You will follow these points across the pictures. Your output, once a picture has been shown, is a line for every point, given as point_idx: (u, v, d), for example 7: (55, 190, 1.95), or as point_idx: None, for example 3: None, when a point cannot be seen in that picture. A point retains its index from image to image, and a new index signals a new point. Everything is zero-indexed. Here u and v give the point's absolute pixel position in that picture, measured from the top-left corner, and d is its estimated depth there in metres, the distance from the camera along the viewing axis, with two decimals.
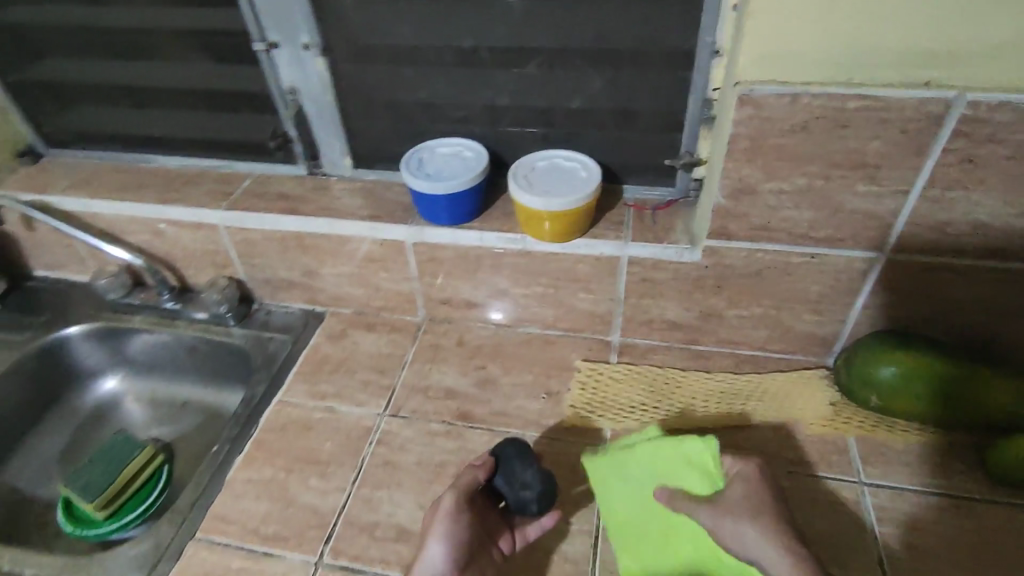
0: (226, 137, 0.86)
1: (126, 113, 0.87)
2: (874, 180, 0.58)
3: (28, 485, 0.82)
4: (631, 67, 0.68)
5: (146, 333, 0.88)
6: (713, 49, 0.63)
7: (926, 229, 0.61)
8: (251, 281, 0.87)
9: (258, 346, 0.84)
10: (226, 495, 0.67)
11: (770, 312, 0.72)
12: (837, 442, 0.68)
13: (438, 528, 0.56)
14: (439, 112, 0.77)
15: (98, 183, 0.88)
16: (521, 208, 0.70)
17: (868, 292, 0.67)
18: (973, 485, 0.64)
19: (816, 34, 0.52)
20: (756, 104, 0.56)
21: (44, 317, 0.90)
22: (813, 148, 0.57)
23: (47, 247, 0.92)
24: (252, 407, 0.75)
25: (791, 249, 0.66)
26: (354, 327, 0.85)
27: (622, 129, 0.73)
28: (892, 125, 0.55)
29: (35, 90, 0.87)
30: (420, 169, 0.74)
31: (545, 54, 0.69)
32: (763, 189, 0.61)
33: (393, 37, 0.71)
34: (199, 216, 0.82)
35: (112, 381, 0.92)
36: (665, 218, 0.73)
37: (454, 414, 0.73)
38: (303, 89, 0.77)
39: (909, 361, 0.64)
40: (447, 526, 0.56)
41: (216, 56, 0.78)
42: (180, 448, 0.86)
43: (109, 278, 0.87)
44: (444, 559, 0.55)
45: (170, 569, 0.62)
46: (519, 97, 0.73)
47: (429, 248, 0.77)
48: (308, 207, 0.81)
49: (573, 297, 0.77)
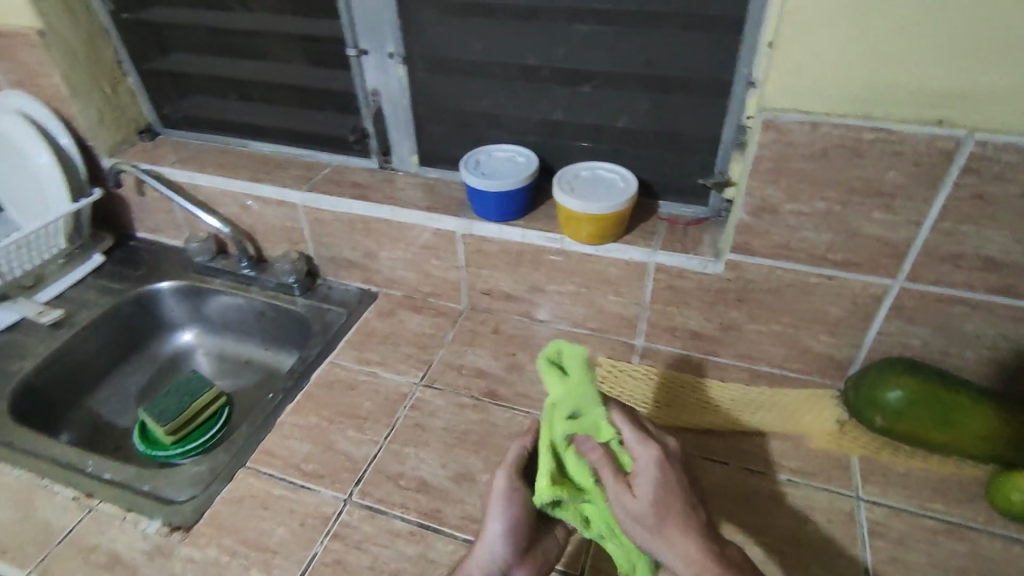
0: (312, 130, 0.98)
1: (233, 102, 1.00)
2: (889, 209, 0.63)
3: (109, 413, 0.93)
4: (674, 92, 0.75)
5: (224, 294, 1.00)
6: (749, 81, 0.70)
7: (938, 259, 0.65)
8: (319, 257, 0.98)
9: (317, 315, 0.94)
10: (275, 434, 0.76)
11: (787, 330, 0.76)
12: (840, 458, 0.71)
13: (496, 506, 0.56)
14: (499, 122, 0.86)
15: (201, 160, 1.01)
16: (563, 210, 0.78)
17: (881, 318, 0.71)
18: (973, 514, 0.65)
19: (836, 70, 0.58)
20: (779, 130, 0.62)
21: (141, 271, 1.03)
22: (832, 173, 0.63)
23: (152, 212, 1.06)
24: (307, 364, 0.85)
25: (809, 269, 0.70)
26: (403, 308, 0.94)
27: (662, 149, 0.80)
28: (905, 157, 0.60)
29: (160, 78, 1.02)
30: (477, 168, 0.82)
31: (598, 76, 0.77)
32: (783, 209, 0.67)
33: (467, 51, 0.81)
34: (283, 194, 0.93)
35: (188, 335, 1.05)
36: (695, 233, 0.79)
37: (482, 391, 0.80)
38: (384, 92, 0.88)
39: (915, 387, 0.67)
40: (503, 503, 0.56)
41: (314, 59, 0.90)
42: (239, 398, 0.96)
43: (199, 243, 1.00)
44: (502, 535, 0.55)
45: (221, 489, 0.70)
46: (571, 113, 0.81)
47: (477, 241, 0.85)
48: (375, 195, 0.91)
49: (603, 298, 0.83)
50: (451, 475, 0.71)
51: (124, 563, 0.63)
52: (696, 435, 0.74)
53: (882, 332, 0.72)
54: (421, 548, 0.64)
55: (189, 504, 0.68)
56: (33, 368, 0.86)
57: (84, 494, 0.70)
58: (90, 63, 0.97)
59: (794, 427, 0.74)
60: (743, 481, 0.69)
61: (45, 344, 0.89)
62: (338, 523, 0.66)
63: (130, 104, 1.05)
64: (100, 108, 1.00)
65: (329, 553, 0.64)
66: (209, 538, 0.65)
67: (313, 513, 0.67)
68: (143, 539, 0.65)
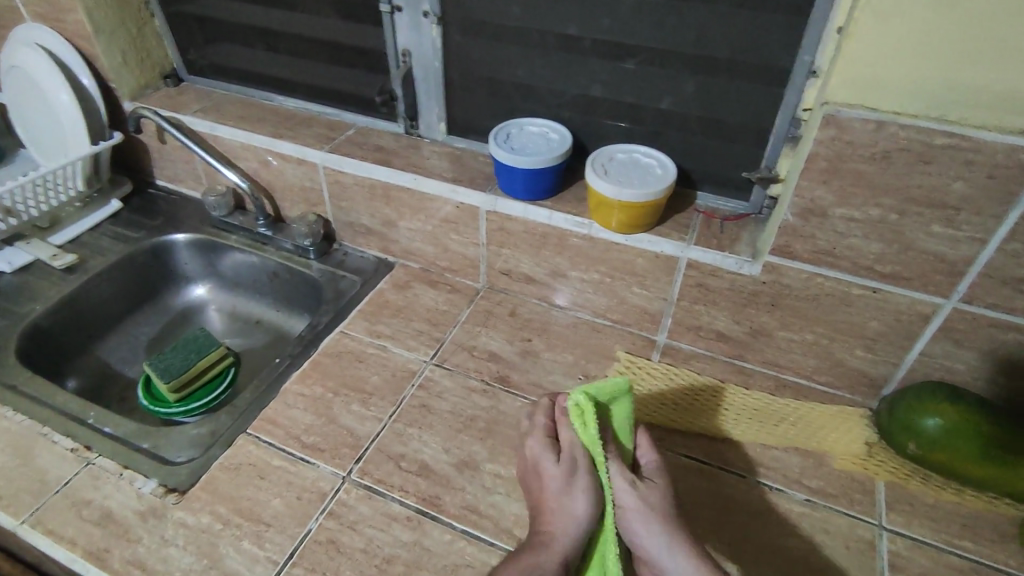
0: (339, 88, 0.94)
1: (259, 53, 0.96)
2: (951, 223, 0.58)
3: (117, 362, 0.93)
4: (725, 76, 0.69)
5: (238, 252, 0.98)
6: (810, 69, 0.64)
7: (1000, 282, 0.59)
8: (336, 222, 0.95)
9: (331, 282, 0.91)
10: (279, 401, 0.74)
11: (821, 341, 0.72)
12: (864, 482, 0.67)
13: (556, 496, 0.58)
14: (534, 94, 0.81)
15: (224, 111, 0.98)
16: (594, 194, 0.73)
17: (927, 338, 0.66)
18: (1004, 556, 0.61)
19: (912, 65, 0.52)
20: (839, 126, 0.57)
21: (158, 221, 1.01)
22: (892, 178, 0.58)
23: (172, 160, 1.04)
24: (317, 331, 0.83)
25: (853, 280, 0.65)
26: (419, 281, 0.91)
27: (706, 137, 0.74)
28: (978, 168, 0.54)
29: (187, 22, 0.98)
30: (506, 142, 0.78)
31: (645, 53, 0.71)
32: (832, 213, 0.62)
33: (505, 15, 0.75)
34: (304, 152, 0.90)
35: (201, 289, 1.03)
36: (732, 229, 0.75)
37: (493, 376, 0.77)
38: (416, 53, 0.84)
39: (955, 415, 0.62)
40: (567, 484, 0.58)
41: (345, 13, 0.85)
42: (247, 359, 0.95)
43: (217, 198, 0.97)
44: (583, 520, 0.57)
45: (220, 454, 0.68)
46: (612, 91, 0.76)
47: (500, 218, 0.81)
48: (399, 161, 0.87)
49: (627, 290, 0.79)
50: (454, 461, 0.68)
51: (117, 521, 0.62)
52: (713, 443, 0.70)
53: (924, 354, 0.67)
54: (417, 535, 0.62)
55: (187, 467, 0.67)
56: (42, 311, 0.85)
57: (83, 447, 0.69)
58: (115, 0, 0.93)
59: (818, 444, 0.70)
60: (759, 498, 0.65)
61: (56, 287, 0.88)
62: (334, 501, 0.64)
63: (155, 47, 1.01)
64: (124, 49, 0.97)
65: (322, 531, 0.62)
66: (204, 504, 0.64)
67: (310, 488, 0.66)
68: (138, 498, 0.64)
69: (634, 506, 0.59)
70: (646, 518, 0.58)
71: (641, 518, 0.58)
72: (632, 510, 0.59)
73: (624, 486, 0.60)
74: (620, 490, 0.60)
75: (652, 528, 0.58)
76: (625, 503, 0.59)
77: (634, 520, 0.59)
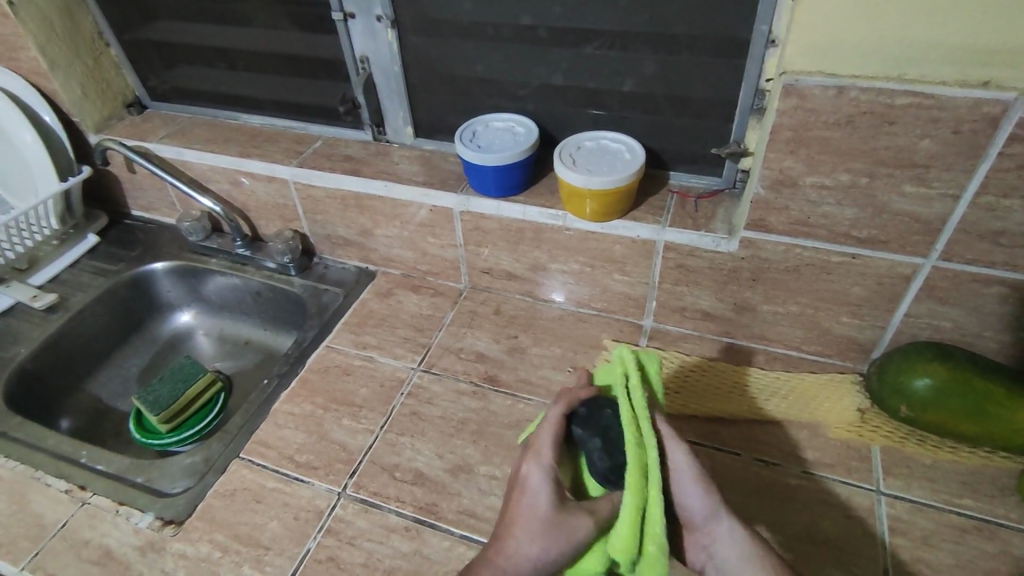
0: (303, 101, 0.93)
1: (219, 73, 0.95)
2: (923, 181, 0.57)
3: (109, 397, 0.92)
4: (687, 53, 0.68)
5: (220, 275, 0.97)
6: (769, 38, 0.63)
7: (976, 236, 0.59)
8: (314, 236, 0.94)
9: (314, 296, 0.91)
10: (270, 423, 0.74)
11: (806, 311, 0.71)
12: (861, 449, 0.67)
13: (523, 525, 0.50)
14: (497, 88, 0.80)
15: (190, 135, 0.97)
16: (565, 185, 0.72)
17: (910, 300, 0.66)
18: (1005, 510, 0.61)
19: (867, 26, 0.51)
20: (800, 96, 0.56)
21: (136, 252, 1.01)
22: (858, 143, 0.57)
23: (143, 189, 1.03)
24: (302, 348, 0.83)
25: (830, 248, 0.65)
26: (401, 288, 0.90)
27: (674, 116, 0.73)
28: (943, 124, 0.53)
29: (143, 47, 0.97)
30: (472, 141, 0.77)
31: (604, 37, 0.70)
32: (803, 183, 0.61)
33: (459, 11, 0.74)
34: (273, 170, 0.89)
35: (186, 315, 1.02)
36: (707, 207, 0.74)
37: (481, 376, 0.77)
38: (374, 58, 0.82)
39: (944, 373, 0.62)
40: (527, 524, 0.50)
41: (299, 23, 0.84)
42: (239, 381, 0.94)
43: (192, 222, 0.96)
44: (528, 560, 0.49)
45: (215, 481, 0.68)
46: (573, 77, 0.75)
47: (474, 217, 0.80)
48: (367, 169, 0.86)
49: (609, 278, 0.79)
50: (448, 467, 0.68)
51: (116, 558, 0.62)
52: (706, 423, 0.70)
53: (909, 315, 0.67)
54: (416, 544, 0.62)
55: (184, 497, 0.67)
56: (28, 353, 0.84)
57: (77, 487, 0.68)
58: (69, 35, 0.92)
59: (811, 415, 0.70)
60: (756, 473, 0.65)
61: (39, 329, 0.88)
62: (331, 518, 0.64)
63: (115, 76, 1.00)
64: (83, 82, 0.96)
65: (321, 549, 0.62)
66: (201, 533, 0.64)
67: (307, 507, 0.65)
68: (136, 534, 0.64)
69: (684, 469, 0.53)
70: (699, 483, 0.53)
71: (693, 484, 0.53)
72: (682, 471, 0.53)
73: (676, 452, 0.53)
74: (674, 455, 0.53)
75: (701, 492, 0.52)
76: (674, 466, 0.53)
77: (682, 481, 0.53)
